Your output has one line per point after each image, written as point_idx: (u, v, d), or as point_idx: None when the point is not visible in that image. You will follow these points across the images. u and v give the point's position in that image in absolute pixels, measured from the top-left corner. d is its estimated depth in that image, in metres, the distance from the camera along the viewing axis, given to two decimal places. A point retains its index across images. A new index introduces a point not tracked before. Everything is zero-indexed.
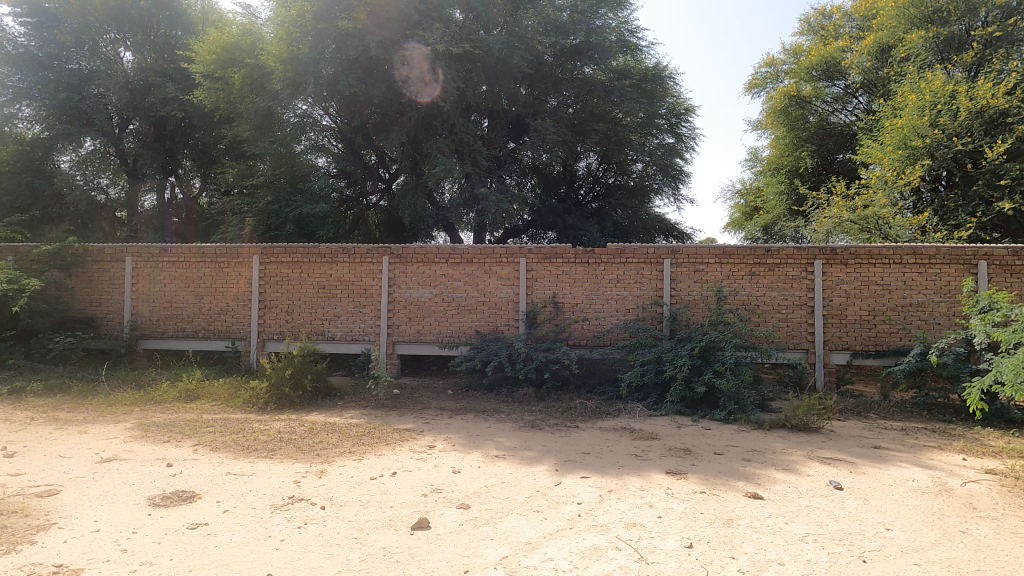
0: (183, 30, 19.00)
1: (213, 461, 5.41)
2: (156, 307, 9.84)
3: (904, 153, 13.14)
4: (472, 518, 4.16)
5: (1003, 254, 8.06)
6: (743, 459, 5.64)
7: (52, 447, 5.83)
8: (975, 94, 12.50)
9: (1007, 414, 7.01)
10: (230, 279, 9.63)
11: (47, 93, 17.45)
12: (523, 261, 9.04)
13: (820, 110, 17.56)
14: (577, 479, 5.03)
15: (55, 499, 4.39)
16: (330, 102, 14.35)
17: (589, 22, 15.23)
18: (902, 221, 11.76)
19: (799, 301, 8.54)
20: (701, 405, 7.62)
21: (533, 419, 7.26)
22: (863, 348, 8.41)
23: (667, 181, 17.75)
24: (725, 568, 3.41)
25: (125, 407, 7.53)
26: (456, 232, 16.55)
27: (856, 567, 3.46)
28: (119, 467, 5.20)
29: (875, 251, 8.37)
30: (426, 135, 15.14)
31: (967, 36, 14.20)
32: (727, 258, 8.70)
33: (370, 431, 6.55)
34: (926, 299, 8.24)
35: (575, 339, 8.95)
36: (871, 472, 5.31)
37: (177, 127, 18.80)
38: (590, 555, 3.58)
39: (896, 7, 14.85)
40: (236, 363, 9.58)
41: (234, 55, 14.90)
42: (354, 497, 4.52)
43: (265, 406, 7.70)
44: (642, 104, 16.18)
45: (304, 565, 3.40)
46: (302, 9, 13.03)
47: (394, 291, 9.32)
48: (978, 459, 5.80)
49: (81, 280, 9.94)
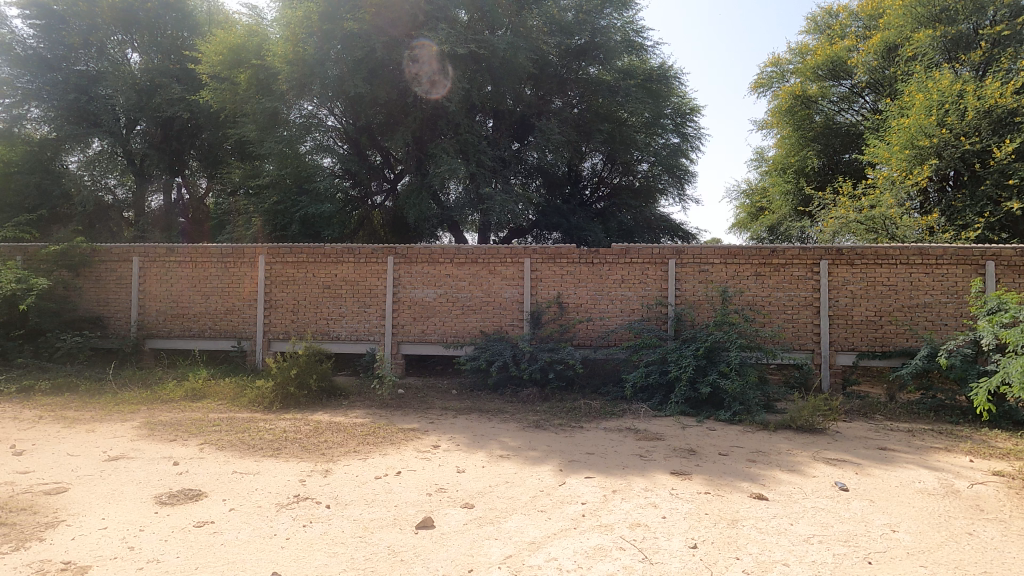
0: (191, 32, 19.06)
1: (220, 461, 5.41)
2: (164, 306, 9.88)
3: (912, 153, 13.06)
4: (477, 518, 4.15)
5: (1011, 254, 8.01)
6: (749, 460, 5.63)
7: (60, 446, 5.86)
8: (983, 94, 12.46)
9: (1016, 416, 6.97)
10: (237, 279, 9.68)
11: (56, 94, 17.68)
12: (527, 261, 9.04)
13: (826, 110, 17.34)
14: (581, 479, 5.02)
15: (63, 498, 4.41)
16: (335, 102, 14.38)
17: (595, 22, 15.34)
18: (910, 221, 11.70)
19: (805, 301, 8.51)
20: (705, 406, 7.61)
21: (538, 419, 7.26)
22: (869, 348, 8.37)
23: (672, 181, 17.70)
24: (730, 569, 3.41)
25: (132, 407, 7.55)
26: (461, 233, 16.63)
27: (862, 568, 3.45)
28: (126, 466, 5.21)
29: (881, 251, 8.34)
30: (432, 134, 15.14)
31: (974, 35, 14.22)
32: (732, 258, 8.67)
33: (375, 431, 6.55)
34: (932, 299, 8.20)
35: (579, 339, 8.95)
36: (877, 473, 5.29)
37: (184, 127, 18.98)
38: (594, 555, 3.57)
39: (904, 5, 14.80)
40: (241, 363, 9.65)
41: (242, 56, 14.96)
42: (360, 496, 4.53)
43: (270, 406, 7.71)
44: (648, 104, 16.23)
45: (309, 564, 3.41)
46: (307, 10, 13.05)
47: (400, 291, 9.34)
48: (986, 461, 5.77)
49: (88, 280, 10.01)
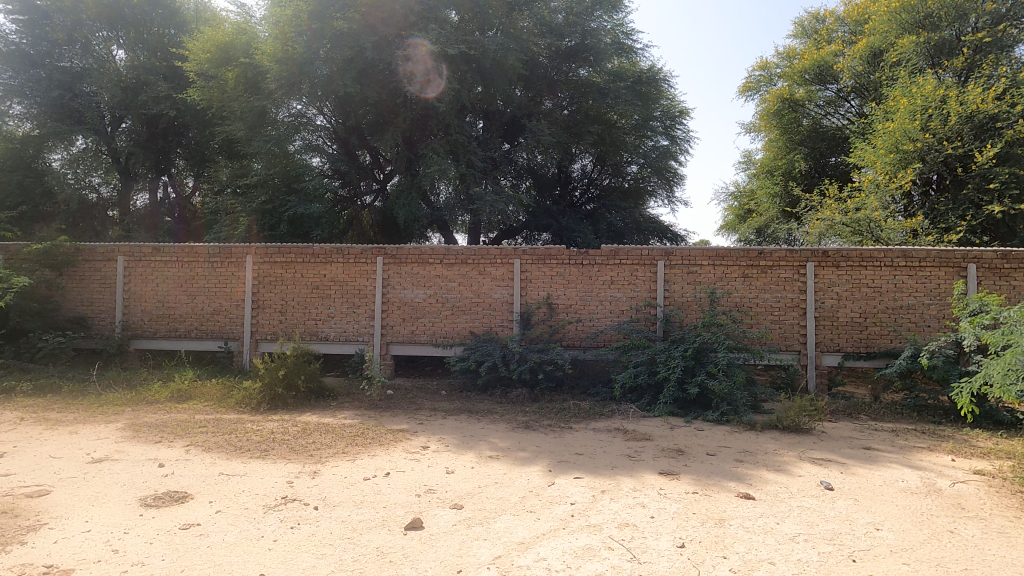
0: (177, 29, 18.85)
1: (206, 462, 5.38)
2: (149, 307, 9.78)
3: (896, 157, 13.23)
4: (465, 519, 4.15)
5: (992, 257, 8.16)
6: (735, 460, 5.68)
7: (42, 447, 5.80)
8: (965, 99, 12.65)
9: (996, 416, 7.09)
10: (224, 279, 9.60)
11: (39, 91, 17.52)
12: (517, 262, 9.06)
13: (813, 114, 17.57)
14: (570, 479, 5.04)
15: (45, 500, 4.36)
16: (324, 102, 14.35)
17: (585, 24, 15.44)
18: (894, 224, 11.87)
19: (792, 302, 8.59)
20: (693, 406, 7.66)
21: (527, 420, 7.29)
22: (854, 349, 8.47)
23: (662, 183, 17.88)
24: (717, 568, 3.43)
25: (115, 408, 7.48)
26: (450, 233, 16.63)
27: (846, 566, 3.49)
28: (110, 467, 5.17)
29: (867, 254, 8.44)
30: (421, 135, 15.10)
31: (957, 41, 14.46)
32: (720, 260, 8.74)
33: (363, 432, 6.54)
34: (916, 301, 8.33)
35: (569, 340, 8.97)
36: (861, 473, 5.36)
37: (170, 126, 18.75)
38: (582, 555, 3.59)
39: (888, 11, 15.00)
40: (228, 363, 9.57)
41: (230, 54, 14.86)
42: (347, 498, 4.51)
43: (258, 407, 7.67)
44: (636, 106, 16.29)
45: (296, 565, 3.40)
46: (297, 9, 12.97)
47: (389, 291, 9.31)
48: (967, 460, 5.85)
49: (71, 279, 9.87)
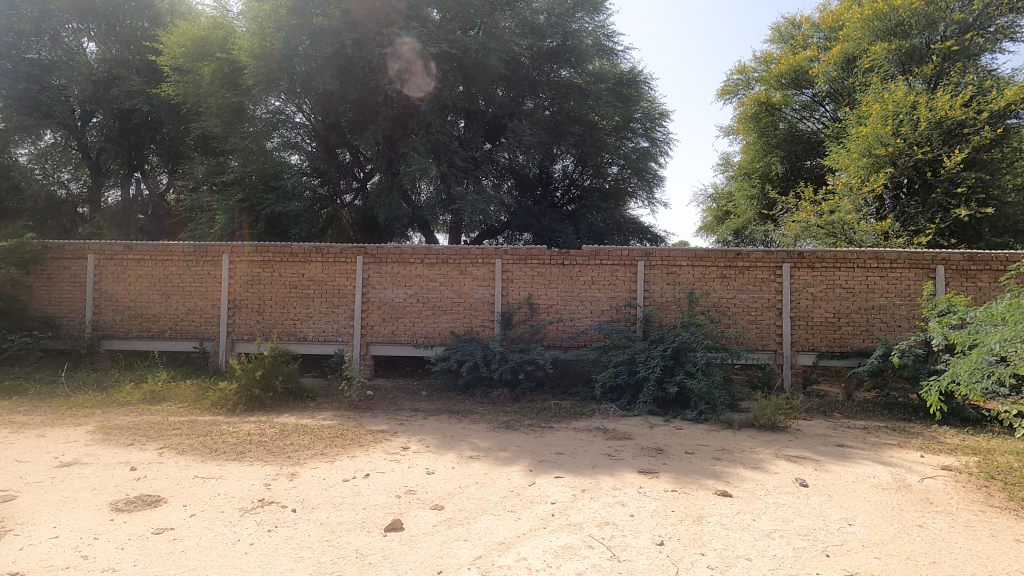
0: (151, 22, 18.46)
1: (180, 465, 5.28)
2: (121, 306, 9.56)
3: (868, 161, 13.56)
4: (445, 520, 4.15)
5: (959, 259, 8.41)
6: (713, 458, 5.76)
7: (7, 451, 5.63)
8: (934, 105, 12.98)
9: (963, 413, 7.31)
10: (199, 278, 9.44)
11: (5, 84, 17.04)
12: (498, 262, 9.07)
13: (789, 118, 17.91)
14: (551, 479, 5.07)
15: (11, 506, 4.24)
16: (303, 99, 14.18)
17: (566, 25, 15.50)
18: (867, 226, 12.15)
19: (768, 303, 8.75)
20: (672, 405, 7.75)
21: (508, 420, 7.30)
22: (828, 349, 8.66)
23: (641, 185, 18.05)
24: (695, 565, 3.48)
25: (85, 410, 7.30)
26: (431, 232, 16.57)
27: (820, 561, 3.57)
28: (80, 472, 5.05)
29: (841, 255, 8.63)
30: (402, 134, 15.00)
31: (927, 49, 14.84)
32: (699, 261, 8.85)
33: (342, 433, 6.48)
34: (887, 302, 8.55)
35: (550, 340, 9.01)
36: (834, 469, 5.48)
37: (143, 121, 18.30)
38: (562, 554, 3.61)
39: (862, 19, 15.34)
40: (204, 364, 9.41)
41: (206, 49, 14.59)
42: (326, 500, 4.47)
43: (234, 408, 7.55)
44: (617, 108, 16.41)
45: (273, 569, 3.36)
46: (276, 4, 12.80)
47: (369, 291, 9.24)
48: (935, 456, 6.03)
49: (39, 278, 9.60)
